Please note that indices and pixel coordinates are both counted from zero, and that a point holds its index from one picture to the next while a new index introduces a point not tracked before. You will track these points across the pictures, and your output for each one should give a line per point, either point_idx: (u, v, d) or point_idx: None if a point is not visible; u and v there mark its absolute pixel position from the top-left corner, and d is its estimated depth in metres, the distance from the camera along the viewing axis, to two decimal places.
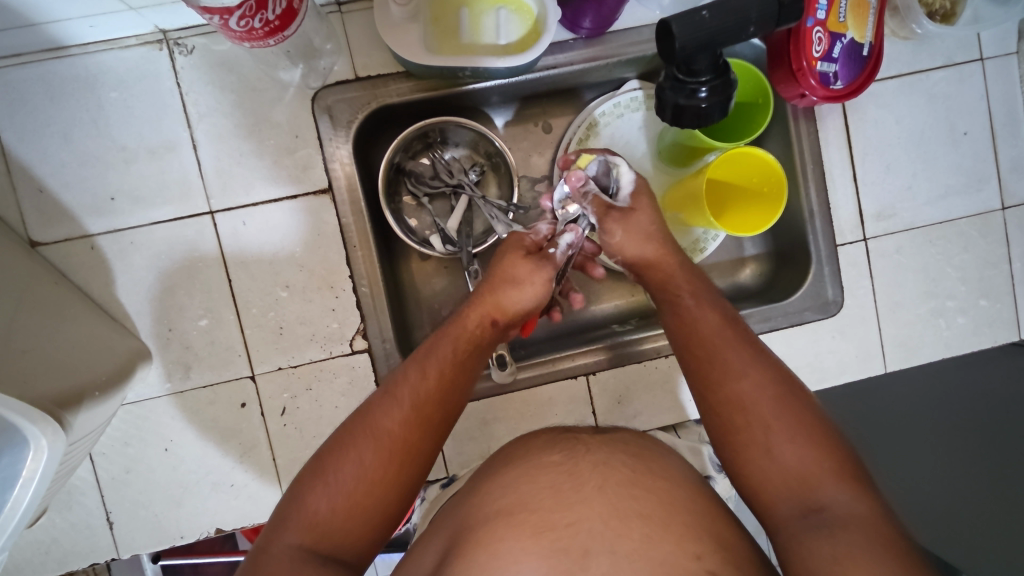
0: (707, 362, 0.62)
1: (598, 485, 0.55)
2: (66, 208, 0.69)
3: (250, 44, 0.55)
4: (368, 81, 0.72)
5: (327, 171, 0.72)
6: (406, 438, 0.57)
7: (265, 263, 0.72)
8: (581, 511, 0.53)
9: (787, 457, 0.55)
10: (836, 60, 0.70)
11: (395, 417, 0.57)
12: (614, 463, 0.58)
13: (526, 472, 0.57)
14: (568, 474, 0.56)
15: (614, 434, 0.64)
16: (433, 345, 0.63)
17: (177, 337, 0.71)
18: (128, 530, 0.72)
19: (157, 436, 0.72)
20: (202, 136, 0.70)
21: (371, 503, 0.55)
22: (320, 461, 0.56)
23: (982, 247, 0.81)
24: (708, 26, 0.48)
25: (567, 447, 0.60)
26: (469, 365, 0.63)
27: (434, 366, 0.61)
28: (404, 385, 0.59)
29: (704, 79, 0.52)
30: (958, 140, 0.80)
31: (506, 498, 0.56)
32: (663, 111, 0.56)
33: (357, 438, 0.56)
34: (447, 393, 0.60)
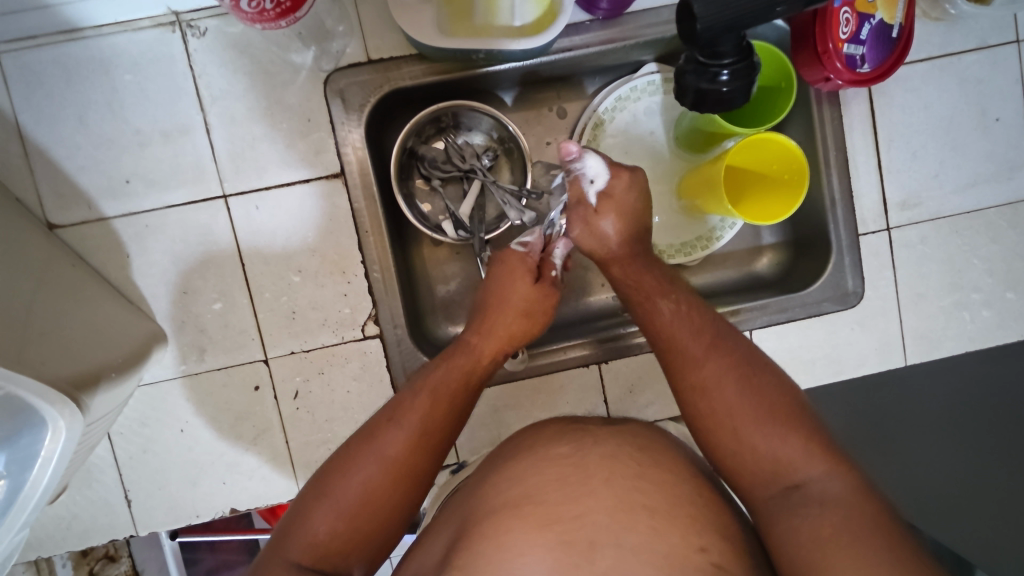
0: (675, 354, 0.64)
1: (605, 478, 0.54)
2: (82, 191, 0.69)
3: (261, 27, 0.54)
4: (380, 64, 0.71)
5: (339, 155, 0.72)
6: (415, 461, 0.58)
7: (278, 248, 0.72)
8: (588, 503, 0.52)
9: (759, 439, 0.56)
10: (863, 42, 0.67)
11: (403, 441, 0.58)
12: (623, 456, 0.57)
13: (533, 463, 0.57)
14: (577, 466, 0.56)
15: (624, 425, 0.64)
16: (439, 366, 0.64)
17: (192, 321, 0.72)
18: (146, 508, 0.74)
19: (173, 417, 0.73)
20: (215, 119, 0.70)
21: (374, 522, 0.55)
22: (320, 484, 0.56)
23: (1011, 238, 0.78)
24: (733, 5, 0.45)
25: (576, 439, 0.60)
26: (475, 392, 0.65)
27: (443, 395, 0.62)
28: (409, 412, 0.60)
29: (727, 62, 0.50)
30: (989, 126, 0.77)
31: (514, 490, 0.55)
32: (685, 97, 0.54)
33: (361, 461, 0.57)
34: (454, 420, 0.62)
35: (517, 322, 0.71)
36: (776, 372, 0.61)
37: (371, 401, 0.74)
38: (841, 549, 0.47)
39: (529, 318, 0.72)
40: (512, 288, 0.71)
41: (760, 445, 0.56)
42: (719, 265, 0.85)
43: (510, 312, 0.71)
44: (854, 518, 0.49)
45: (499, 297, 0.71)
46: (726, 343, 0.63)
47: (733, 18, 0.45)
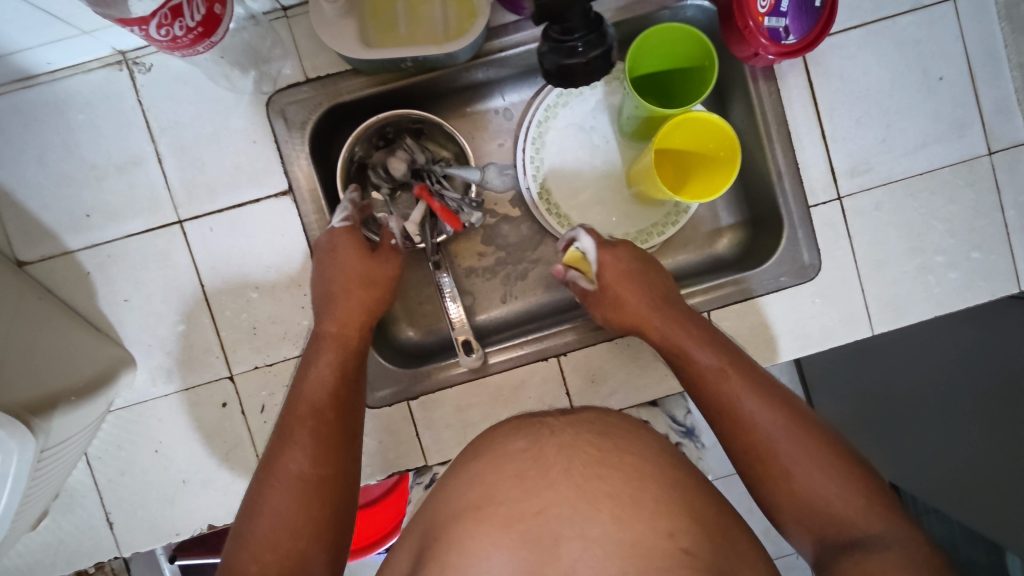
0: (718, 395, 0.62)
1: (567, 469, 0.49)
2: (47, 227, 0.73)
3: (182, 53, 0.57)
4: (318, 82, 0.74)
5: (287, 173, 0.74)
6: (321, 465, 0.58)
7: (234, 267, 0.75)
8: (548, 497, 0.47)
9: (813, 487, 0.55)
10: (785, 14, 0.68)
11: (302, 453, 0.58)
12: (580, 444, 0.52)
13: (487, 465, 0.52)
14: (533, 459, 0.50)
15: (580, 414, 0.59)
16: (311, 369, 0.66)
17: (158, 344, 0.75)
18: (127, 530, 0.76)
19: (147, 438, 0.75)
20: (166, 149, 0.73)
21: (299, 545, 0.54)
22: (242, 524, 0.55)
23: (970, 197, 0.76)
24: None
25: (531, 432, 0.54)
26: (354, 372, 0.67)
27: (319, 390, 0.64)
28: (298, 425, 0.61)
29: (579, 36, 0.51)
30: (934, 86, 0.76)
31: (472, 492, 0.50)
32: (550, 72, 0.54)
33: (268, 493, 0.56)
34: (338, 412, 0.63)
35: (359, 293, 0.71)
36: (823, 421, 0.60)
37: None
38: None
39: (382, 280, 0.73)
40: (346, 264, 0.71)
41: (802, 481, 0.55)
42: (680, 249, 0.84)
43: (350, 283, 0.71)
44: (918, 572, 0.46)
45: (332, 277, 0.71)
46: (754, 371, 0.63)
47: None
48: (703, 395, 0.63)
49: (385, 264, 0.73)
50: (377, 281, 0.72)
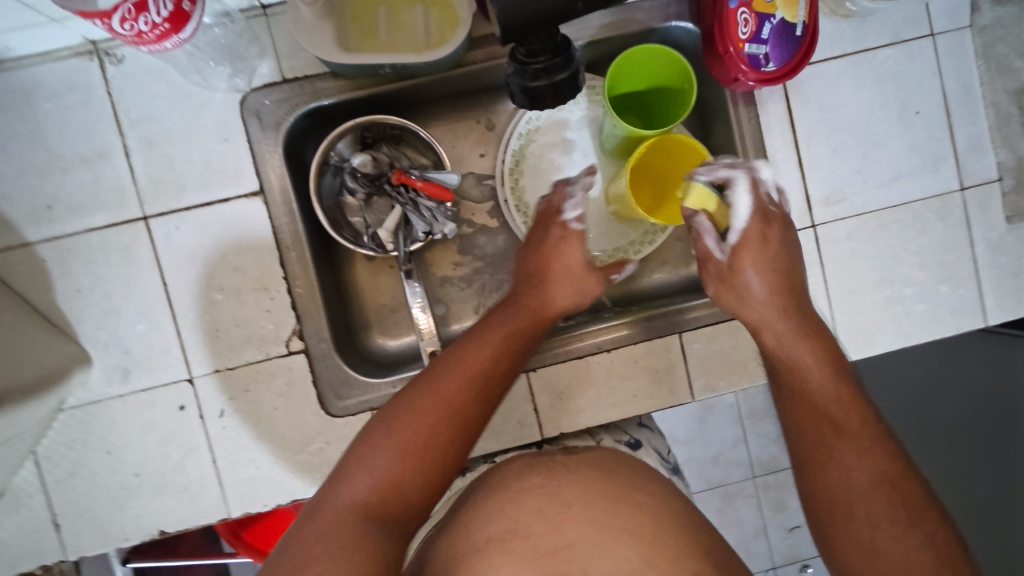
0: (822, 421, 0.60)
1: (580, 505, 0.54)
2: (5, 217, 0.71)
3: (149, 48, 0.56)
4: (295, 83, 0.73)
5: (258, 174, 0.73)
6: (461, 394, 0.61)
7: (199, 267, 0.73)
8: (573, 532, 0.51)
9: (893, 542, 0.53)
10: (765, 41, 0.68)
11: (449, 386, 0.60)
12: (586, 479, 0.58)
13: (507, 500, 0.56)
14: (554, 496, 0.55)
15: (585, 451, 0.65)
16: (474, 345, 0.64)
17: (116, 342, 0.72)
18: (74, 532, 0.73)
19: (99, 439, 0.73)
20: (135, 143, 0.71)
21: (401, 491, 0.56)
22: (328, 488, 0.56)
23: (941, 231, 0.77)
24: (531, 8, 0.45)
25: (544, 470, 0.60)
26: (519, 351, 0.67)
27: (472, 362, 0.63)
28: (468, 361, 0.63)
29: (544, 59, 0.51)
30: (910, 120, 0.76)
31: (496, 524, 0.53)
32: (517, 92, 0.54)
33: (358, 465, 0.56)
34: (475, 404, 0.61)
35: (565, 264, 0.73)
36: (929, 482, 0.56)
37: (299, 415, 0.75)
38: None
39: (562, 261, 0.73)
40: (562, 242, 0.74)
41: (857, 497, 0.56)
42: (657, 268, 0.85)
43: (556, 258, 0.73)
44: None
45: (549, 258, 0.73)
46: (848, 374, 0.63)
47: (534, 16, 0.45)
48: (783, 387, 0.65)
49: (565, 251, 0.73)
50: (576, 277, 0.74)
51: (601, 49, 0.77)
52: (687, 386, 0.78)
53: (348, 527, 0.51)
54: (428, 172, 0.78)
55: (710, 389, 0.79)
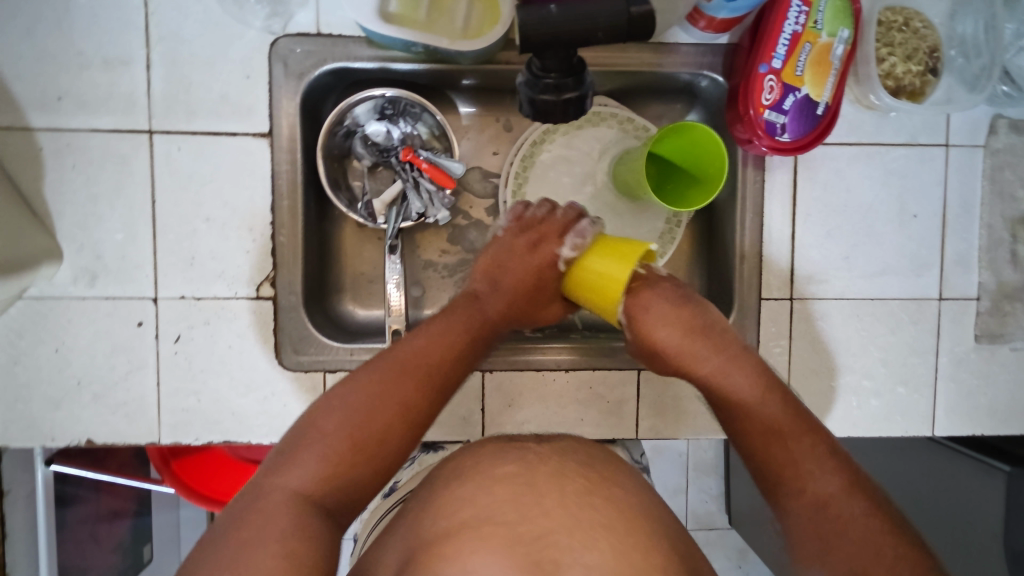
0: (777, 445, 0.59)
1: (558, 499, 0.50)
2: (13, 97, 0.71)
3: None
4: (328, 39, 0.73)
5: (271, 117, 0.74)
6: (418, 395, 0.60)
7: (190, 192, 0.73)
8: (546, 523, 0.47)
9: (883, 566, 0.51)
10: (785, 112, 0.69)
11: (409, 378, 0.60)
12: (569, 472, 0.53)
13: (479, 482, 0.52)
14: (527, 485, 0.51)
15: (560, 439, 0.59)
16: (431, 329, 0.65)
17: (91, 245, 0.73)
18: (3, 420, 0.73)
19: (50, 335, 0.73)
20: (158, 58, 0.72)
21: (356, 476, 0.56)
22: (269, 470, 0.54)
23: (911, 333, 0.79)
24: (555, 25, 0.47)
25: (520, 456, 0.55)
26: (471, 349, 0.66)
27: (412, 352, 0.62)
28: (416, 350, 0.62)
29: (556, 76, 0.52)
30: (906, 222, 0.78)
31: (464, 512, 0.50)
32: (524, 101, 0.55)
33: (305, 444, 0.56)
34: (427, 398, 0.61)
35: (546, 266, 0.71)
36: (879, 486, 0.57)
37: (251, 360, 0.75)
38: None
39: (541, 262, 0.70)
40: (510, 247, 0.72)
41: (839, 513, 0.54)
42: None
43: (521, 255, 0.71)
44: None
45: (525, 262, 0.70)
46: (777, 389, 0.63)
47: (553, 35, 0.47)
48: (724, 417, 0.63)
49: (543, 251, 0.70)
50: (540, 300, 0.72)
51: (630, 80, 0.79)
52: (634, 423, 0.79)
53: (299, 509, 0.51)
54: (436, 157, 0.79)
55: (655, 431, 0.80)
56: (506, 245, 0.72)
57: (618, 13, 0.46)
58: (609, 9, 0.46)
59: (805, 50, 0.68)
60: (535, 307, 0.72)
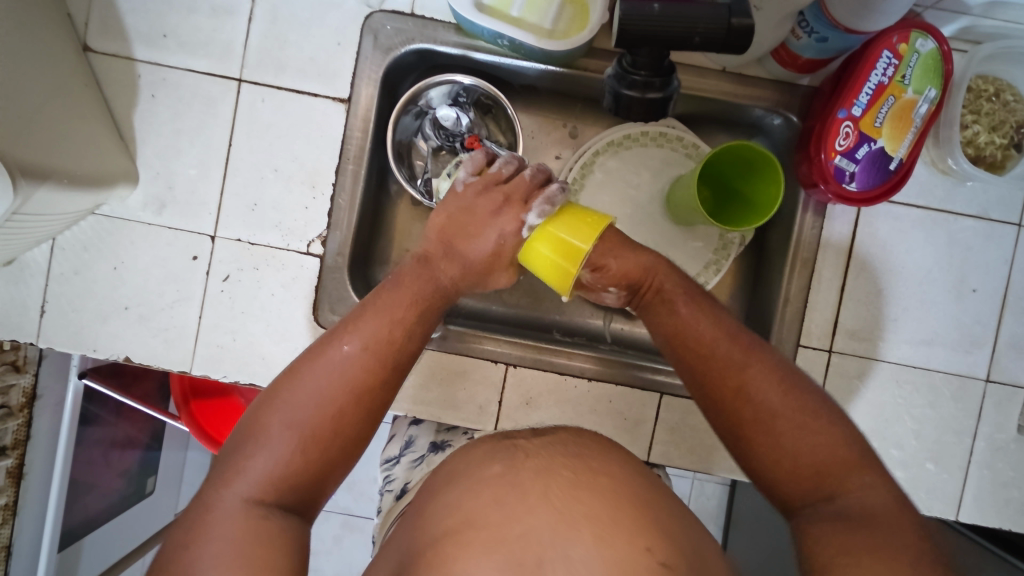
0: (759, 430, 0.52)
1: (541, 494, 0.43)
2: (124, 28, 0.76)
3: None
4: (420, 20, 0.76)
5: (352, 84, 0.77)
6: (368, 374, 0.56)
7: (265, 143, 0.77)
8: (529, 522, 0.41)
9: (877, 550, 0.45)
10: (857, 161, 0.68)
11: (354, 356, 0.56)
12: (557, 466, 0.46)
13: (462, 486, 0.47)
14: (508, 483, 0.45)
15: (554, 433, 0.53)
16: (377, 306, 0.59)
17: (166, 177, 0.77)
18: (53, 324, 0.77)
19: (112, 253, 0.77)
20: (260, 13, 0.76)
21: (316, 467, 0.53)
22: (229, 460, 0.52)
23: (949, 410, 0.76)
24: (654, 23, 0.47)
25: (506, 452, 0.49)
26: (419, 325, 0.60)
27: (358, 333, 0.57)
28: (362, 333, 0.57)
29: (645, 74, 0.53)
30: (964, 295, 0.76)
31: (450, 517, 0.45)
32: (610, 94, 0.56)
33: (265, 427, 0.53)
34: (378, 376, 0.57)
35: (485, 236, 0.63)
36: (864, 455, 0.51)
37: (289, 311, 0.78)
38: None
39: (485, 231, 0.63)
40: (471, 209, 0.64)
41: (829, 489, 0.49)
42: None
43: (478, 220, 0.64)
44: None
45: (470, 235, 0.64)
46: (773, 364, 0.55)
47: (650, 32, 0.47)
48: (721, 409, 0.55)
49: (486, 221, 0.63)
50: (491, 262, 0.64)
51: (703, 106, 0.80)
52: (646, 445, 0.78)
53: (251, 513, 0.49)
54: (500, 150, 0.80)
55: (666, 458, 0.79)
56: (464, 202, 0.65)
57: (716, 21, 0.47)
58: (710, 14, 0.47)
59: (888, 103, 0.67)
60: (487, 271, 0.65)
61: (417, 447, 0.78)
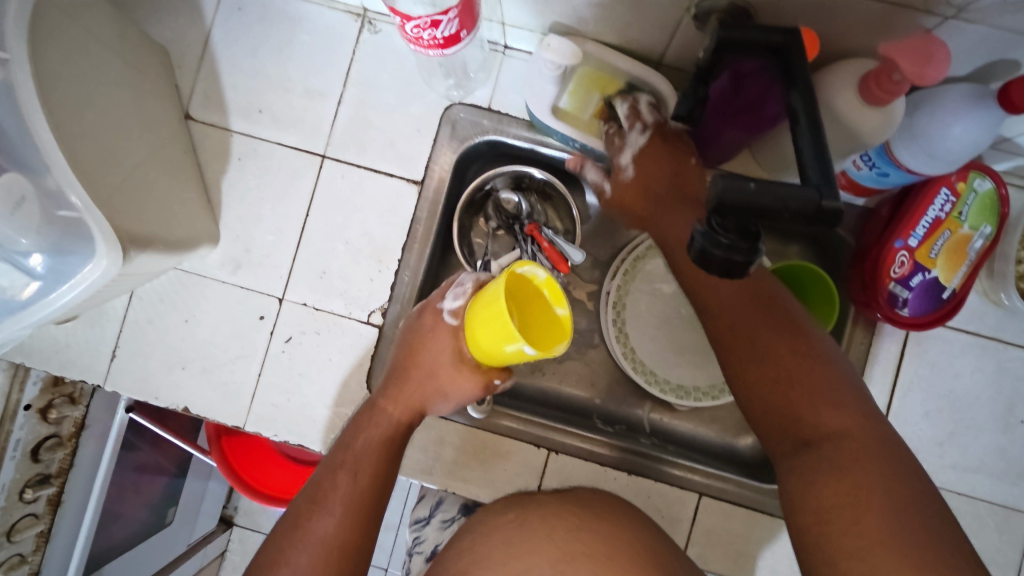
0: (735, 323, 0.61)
1: (553, 538, 0.59)
2: (224, 101, 0.82)
3: (429, 53, 0.64)
4: (495, 115, 0.81)
5: (426, 168, 0.82)
6: (361, 497, 0.62)
7: (339, 215, 0.81)
8: (529, 562, 0.57)
9: (826, 410, 0.55)
10: (911, 288, 0.70)
11: (348, 483, 0.62)
12: (564, 513, 0.62)
13: (482, 532, 0.62)
14: (520, 531, 0.61)
15: (575, 497, 0.66)
16: (357, 431, 0.66)
17: (244, 239, 0.82)
18: (122, 368, 0.81)
19: (186, 306, 0.81)
20: (349, 97, 0.82)
21: None
22: None
23: (994, 541, 0.75)
24: (753, 198, 0.38)
25: (520, 506, 0.65)
26: (395, 447, 0.66)
27: (345, 465, 0.63)
28: (330, 494, 0.61)
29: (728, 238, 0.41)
30: (1012, 425, 0.76)
31: (464, 555, 0.61)
32: (689, 246, 0.44)
33: (284, 560, 0.58)
34: (369, 502, 0.62)
35: (427, 352, 0.67)
36: (821, 346, 0.59)
37: (344, 376, 0.80)
38: (863, 520, 0.50)
39: (422, 347, 0.67)
40: (421, 335, 0.68)
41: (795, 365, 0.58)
42: (706, 422, 0.87)
43: (428, 338, 0.67)
44: (906, 509, 0.50)
45: (410, 359, 0.68)
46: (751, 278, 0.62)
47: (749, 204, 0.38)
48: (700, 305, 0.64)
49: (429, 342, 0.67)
50: (438, 376, 0.66)
51: None
52: (682, 546, 0.78)
53: None
54: (558, 239, 0.82)
55: (701, 560, 0.78)
56: (416, 329, 0.68)
57: (807, 197, 0.39)
58: (802, 194, 0.38)
59: (944, 236, 0.70)
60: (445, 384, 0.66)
61: (446, 506, 0.83)
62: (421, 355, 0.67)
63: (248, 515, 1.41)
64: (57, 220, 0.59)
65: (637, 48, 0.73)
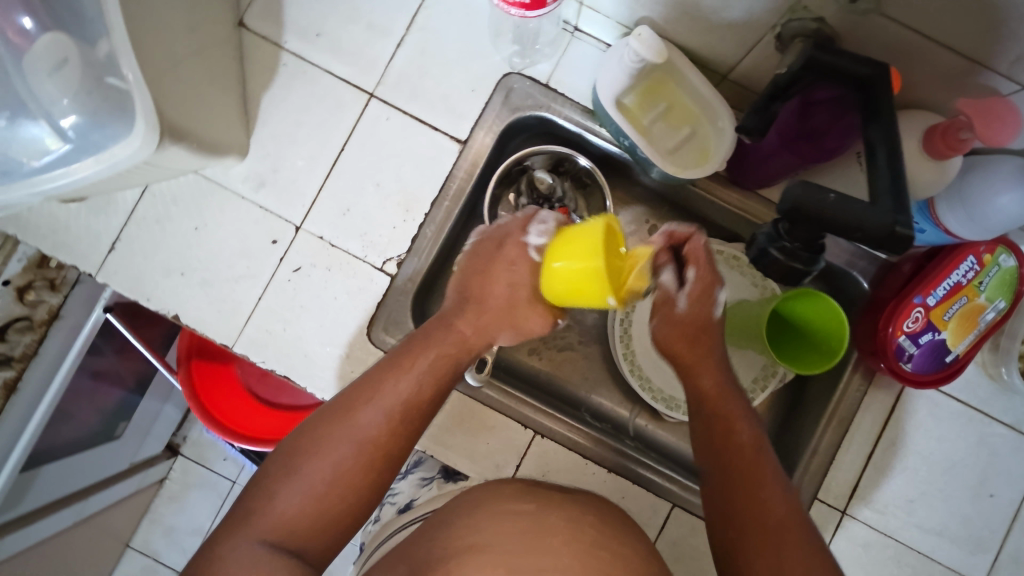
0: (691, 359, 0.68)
1: (565, 541, 0.54)
2: (284, 16, 0.80)
3: (518, 11, 0.63)
4: (552, 92, 0.81)
5: (472, 129, 0.81)
6: (406, 409, 0.60)
7: (376, 156, 0.80)
8: (545, 562, 0.52)
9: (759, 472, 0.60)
10: (919, 345, 0.72)
11: (405, 389, 0.60)
12: (582, 521, 0.58)
13: (492, 512, 0.59)
14: (535, 523, 0.56)
15: (580, 493, 0.64)
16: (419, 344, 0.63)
17: (273, 159, 0.79)
18: (118, 263, 0.78)
19: (199, 214, 0.79)
20: (411, 42, 0.80)
21: (358, 489, 0.57)
22: (285, 462, 0.57)
23: None
24: (828, 210, 0.48)
25: (535, 500, 0.61)
26: (455, 372, 0.64)
27: (400, 369, 0.61)
28: (390, 387, 0.60)
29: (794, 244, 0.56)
30: (981, 497, 0.78)
31: (470, 536, 0.56)
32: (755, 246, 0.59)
33: (322, 444, 0.57)
34: (424, 414, 0.62)
35: (501, 282, 0.65)
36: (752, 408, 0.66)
37: (345, 317, 0.79)
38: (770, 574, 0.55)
39: (502, 272, 0.65)
40: (504, 248, 0.66)
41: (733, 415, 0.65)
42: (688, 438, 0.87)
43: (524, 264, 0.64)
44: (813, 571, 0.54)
45: (485, 280, 0.66)
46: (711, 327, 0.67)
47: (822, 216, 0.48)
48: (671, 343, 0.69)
49: (502, 266, 0.65)
50: (515, 308, 0.65)
51: None
52: None
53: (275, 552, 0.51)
54: None
55: None
56: (490, 252, 0.67)
57: (882, 223, 0.47)
58: (877, 218, 0.47)
59: (960, 302, 0.71)
60: (516, 309, 0.65)
61: (427, 465, 0.84)
62: (496, 280, 0.65)
63: (196, 446, 1.37)
64: (100, 88, 0.56)
65: (707, 56, 0.73)
